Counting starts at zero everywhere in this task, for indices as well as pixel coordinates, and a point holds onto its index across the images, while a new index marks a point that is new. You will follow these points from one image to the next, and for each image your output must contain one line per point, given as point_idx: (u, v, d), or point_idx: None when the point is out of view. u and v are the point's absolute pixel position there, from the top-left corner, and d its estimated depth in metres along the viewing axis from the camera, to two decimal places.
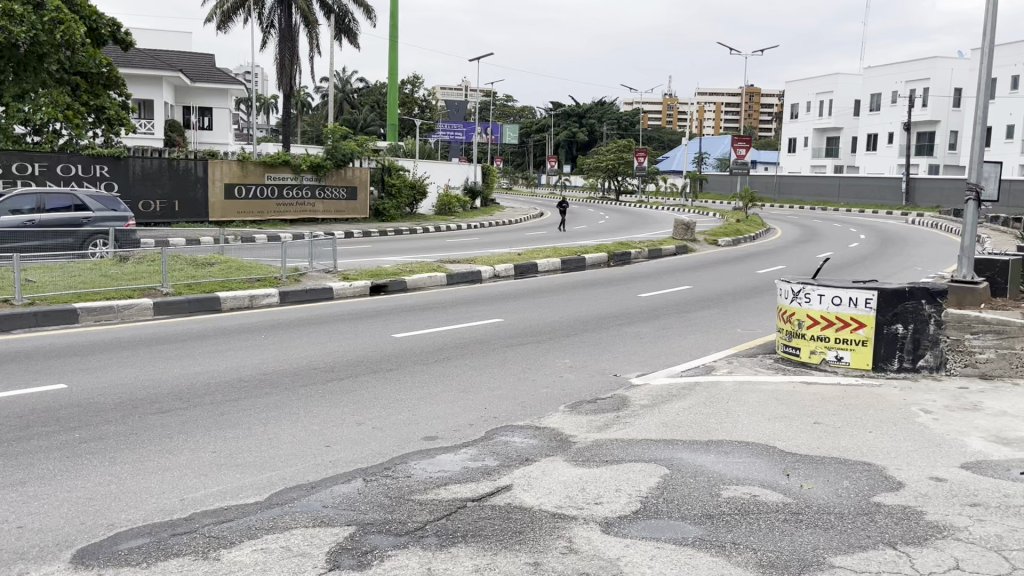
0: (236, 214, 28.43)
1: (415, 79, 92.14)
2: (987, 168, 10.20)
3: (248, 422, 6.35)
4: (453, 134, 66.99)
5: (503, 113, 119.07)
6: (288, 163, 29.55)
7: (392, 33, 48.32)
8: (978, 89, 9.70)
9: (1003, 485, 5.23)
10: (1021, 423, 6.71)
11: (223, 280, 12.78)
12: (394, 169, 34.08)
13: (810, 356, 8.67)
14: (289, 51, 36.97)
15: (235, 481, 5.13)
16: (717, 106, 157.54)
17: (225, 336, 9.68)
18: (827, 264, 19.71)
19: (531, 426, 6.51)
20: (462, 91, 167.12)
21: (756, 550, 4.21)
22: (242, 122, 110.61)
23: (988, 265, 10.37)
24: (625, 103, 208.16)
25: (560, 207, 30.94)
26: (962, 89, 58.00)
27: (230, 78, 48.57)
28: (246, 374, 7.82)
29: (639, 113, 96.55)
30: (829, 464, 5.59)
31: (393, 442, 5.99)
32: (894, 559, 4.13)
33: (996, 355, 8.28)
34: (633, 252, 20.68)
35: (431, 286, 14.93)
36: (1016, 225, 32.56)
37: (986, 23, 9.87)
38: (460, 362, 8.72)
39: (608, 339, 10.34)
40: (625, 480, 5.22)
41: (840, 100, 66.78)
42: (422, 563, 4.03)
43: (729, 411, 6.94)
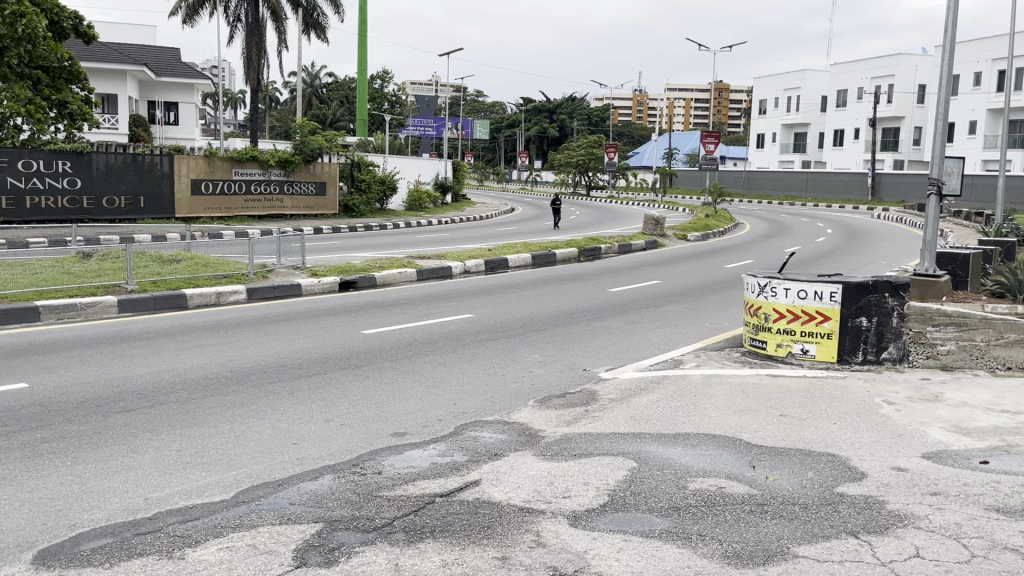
0: (203, 210, 28.13)
1: (385, 73, 91.84)
2: (949, 164, 10.35)
3: (215, 420, 6.28)
4: (423, 129, 66.80)
5: (473, 109, 119.02)
6: (256, 159, 29.26)
7: (361, 28, 48.07)
8: (941, 85, 9.84)
9: (963, 475, 5.33)
10: (982, 414, 6.84)
11: (189, 277, 12.58)
12: (364, 164, 33.78)
13: (777, 350, 8.74)
14: (256, 46, 36.67)
15: (200, 479, 5.08)
16: (686, 101, 158.52)
17: (192, 333, 9.60)
18: (794, 259, 19.91)
19: (500, 422, 6.52)
20: (432, 85, 166.51)
21: (721, 542, 4.26)
22: (209, 118, 109.80)
23: (950, 259, 10.53)
24: (596, 99, 209.19)
25: (554, 207, 30.33)
26: (926, 85, 58.91)
27: (196, 72, 48.05)
28: (211, 373, 7.72)
29: (609, 108, 96.96)
30: (794, 456, 5.66)
31: (362, 439, 5.98)
32: (856, 548, 4.21)
33: (957, 346, 8.53)
34: (603, 248, 20.76)
35: (400, 281, 14.88)
36: (978, 219, 33.12)
37: (947, 20, 10.03)
38: (429, 358, 8.71)
39: (577, 334, 10.37)
40: (593, 474, 5.24)
41: (807, 96, 67.53)
42: (389, 559, 4.03)
43: (696, 404, 7.00)
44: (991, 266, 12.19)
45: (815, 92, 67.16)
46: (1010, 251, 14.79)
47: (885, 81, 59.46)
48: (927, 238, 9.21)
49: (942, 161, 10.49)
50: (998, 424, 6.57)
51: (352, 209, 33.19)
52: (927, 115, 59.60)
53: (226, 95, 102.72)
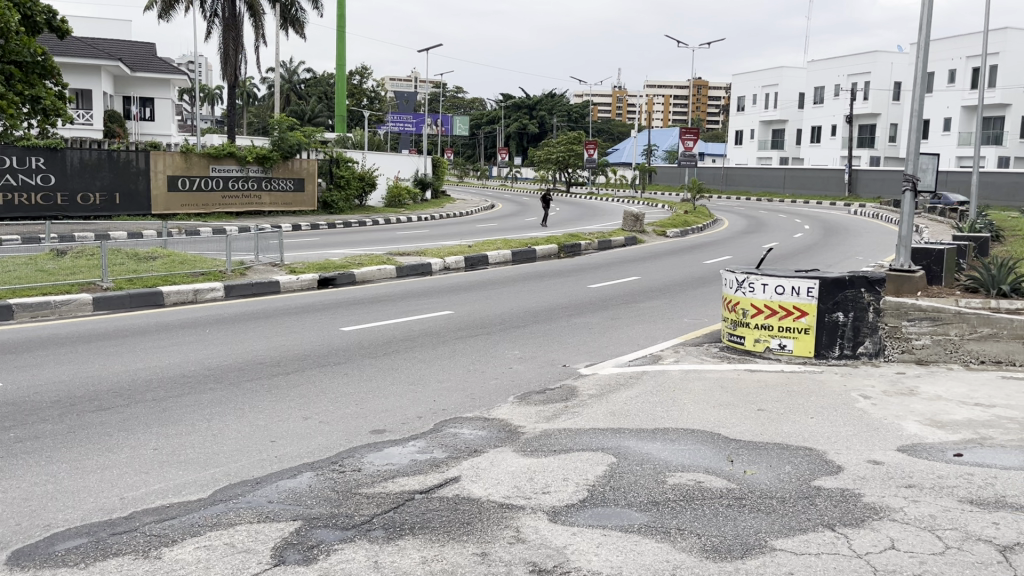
0: (180, 207, 27.90)
1: (364, 69, 91.38)
2: (924, 160, 10.45)
3: (192, 419, 6.21)
4: (402, 126, 66.58)
5: (452, 105, 118.75)
6: (233, 155, 29.07)
7: (340, 24, 47.77)
8: (916, 82, 9.93)
9: (937, 467, 5.40)
10: (956, 407, 6.94)
11: (165, 274, 12.48)
12: (343, 161, 33.63)
13: (755, 345, 8.80)
14: (233, 42, 36.35)
15: (178, 478, 5.05)
16: (665, 97, 159.23)
17: (168, 331, 9.50)
18: (772, 255, 20.04)
19: (479, 418, 6.51)
20: (411, 81, 165.86)
21: (700, 536, 4.28)
22: (185, 114, 108.71)
23: (925, 254, 10.62)
24: (575, 96, 209.44)
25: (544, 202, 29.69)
26: (902, 82, 59.47)
27: (171, 67, 47.56)
28: (188, 371, 7.65)
29: (588, 105, 97.17)
30: (772, 450, 5.71)
31: (341, 436, 5.96)
32: (833, 540, 4.25)
33: (931, 341, 8.60)
34: (583, 244, 20.78)
35: (380, 278, 14.84)
36: (953, 215, 33.46)
37: (922, 17, 10.13)
38: (410, 355, 8.70)
39: (558, 330, 10.42)
40: (573, 469, 5.26)
41: (785, 93, 67.98)
42: (368, 556, 4.02)
43: (675, 399, 7.05)
44: (965, 261, 12.35)
45: (792, 89, 67.64)
46: (984, 247, 14.96)
47: (861, 78, 60.00)
48: (901, 235, 9.31)
49: (917, 157, 10.59)
50: (972, 417, 6.66)
51: (331, 205, 33.07)
52: (902, 112, 60.21)
53: (203, 91, 102.05)
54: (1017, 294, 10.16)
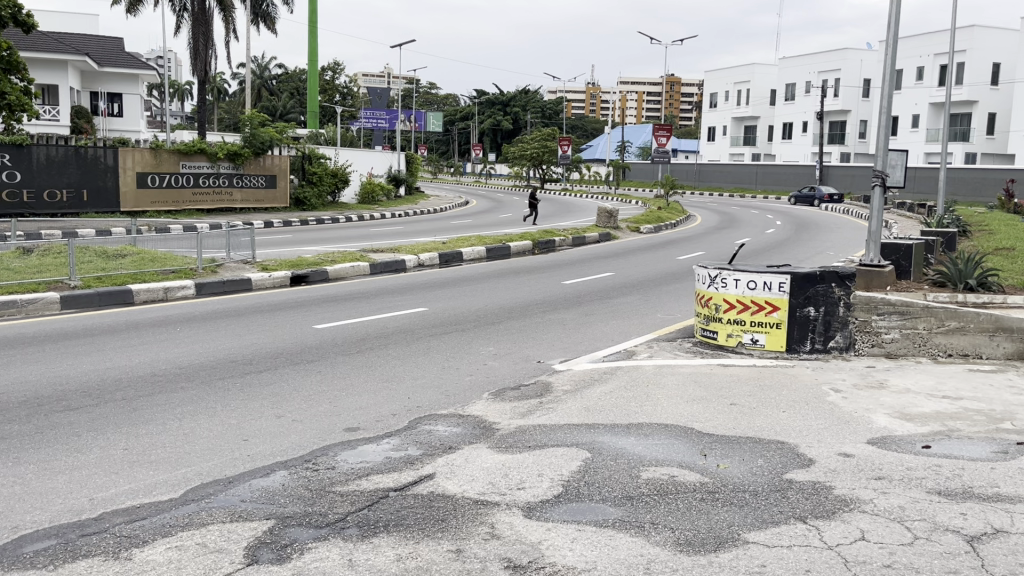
0: (150, 203, 27.54)
1: (336, 65, 90.85)
2: (893, 156, 10.57)
3: (163, 419, 6.14)
4: (375, 121, 66.20)
5: (425, 101, 118.42)
6: (204, 151, 28.73)
7: (313, 19, 47.37)
8: (885, 79, 10.06)
9: (906, 459, 5.47)
10: (925, 400, 7.04)
11: (135, 272, 12.33)
12: (315, 157, 33.47)
13: (727, 340, 8.86)
14: (203, 36, 35.93)
15: (148, 478, 4.98)
16: (639, 95, 159.97)
17: (138, 330, 9.38)
18: (744, 250, 20.23)
19: (454, 414, 6.50)
20: (385, 76, 164.88)
21: (674, 530, 4.31)
22: (155, 110, 107.57)
23: (895, 249, 10.73)
24: (550, 92, 209.59)
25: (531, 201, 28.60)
26: (871, 79, 60.25)
27: (140, 62, 46.93)
28: (157, 371, 7.55)
29: (562, 101, 97.29)
30: (744, 444, 5.75)
31: (313, 434, 5.92)
32: (804, 532, 4.29)
33: (900, 335, 8.75)
34: (557, 240, 20.83)
35: (353, 275, 14.75)
36: (921, 210, 33.94)
37: (891, 15, 10.25)
38: (384, 352, 8.67)
39: (533, 326, 10.45)
40: (547, 465, 5.27)
41: (756, 89, 68.59)
42: (342, 554, 3.99)
43: (649, 394, 7.07)
44: (934, 256, 12.53)
45: (763, 86, 68.20)
46: (951, 241, 15.20)
47: (831, 75, 60.66)
48: (871, 230, 9.41)
49: (886, 153, 10.72)
50: (940, 409, 6.76)
51: (303, 202, 32.89)
52: (871, 109, 60.98)
53: (173, 87, 101.06)
54: (984, 288, 10.35)
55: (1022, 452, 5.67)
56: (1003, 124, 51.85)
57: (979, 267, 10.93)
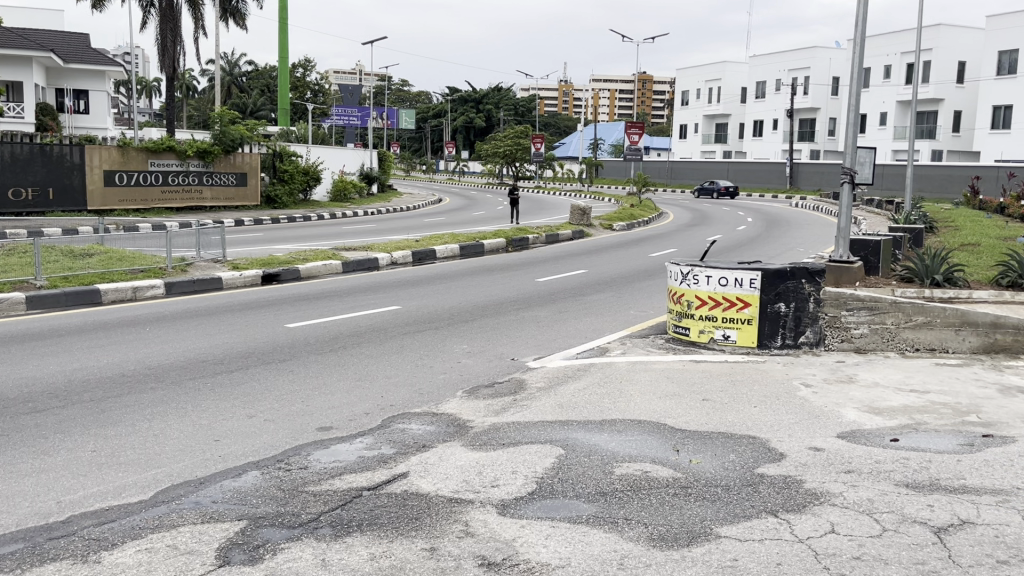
0: (117, 202, 27.14)
1: (307, 62, 90.15)
2: (861, 153, 10.69)
3: (132, 420, 6.06)
4: (348, 119, 65.83)
5: (398, 98, 118.05)
6: (173, 149, 28.39)
7: (284, 15, 46.96)
8: (853, 77, 10.17)
9: (875, 453, 5.55)
10: (893, 393, 7.15)
11: (102, 272, 12.17)
12: (286, 155, 33.26)
13: (699, 336, 8.92)
14: (171, 33, 35.48)
15: (117, 480, 4.92)
16: (612, 93, 160.62)
17: (106, 330, 9.26)
18: (715, 247, 20.40)
19: (428, 413, 6.49)
20: (357, 73, 163.90)
21: (647, 525, 4.33)
22: (123, 107, 106.21)
23: (863, 245, 10.86)
24: (522, 90, 209.79)
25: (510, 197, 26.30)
26: (839, 78, 60.99)
27: (107, 58, 46.25)
28: (127, 371, 7.47)
29: (535, 99, 97.37)
30: (716, 440, 5.78)
31: (286, 434, 5.88)
32: (776, 526, 4.34)
33: (869, 330, 8.88)
34: (530, 238, 20.89)
35: (325, 273, 14.67)
36: (890, 207, 34.41)
37: (858, 14, 10.38)
38: (356, 351, 8.62)
39: (507, 323, 10.45)
40: (521, 462, 5.28)
41: (727, 87, 69.14)
42: (315, 554, 3.97)
43: (622, 391, 7.10)
44: (901, 252, 12.72)
45: (734, 84, 68.79)
46: (918, 237, 15.42)
47: (801, 73, 61.27)
48: (840, 227, 9.51)
49: (855, 150, 10.84)
50: (908, 403, 6.87)
51: (274, 200, 32.72)
52: (840, 106, 61.72)
53: (140, 83, 99.77)
54: (950, 283, 10.51)
55: (987, 444, 5.78)
56: (968, 122, 52.68)
57: (945, 262, 11.09)
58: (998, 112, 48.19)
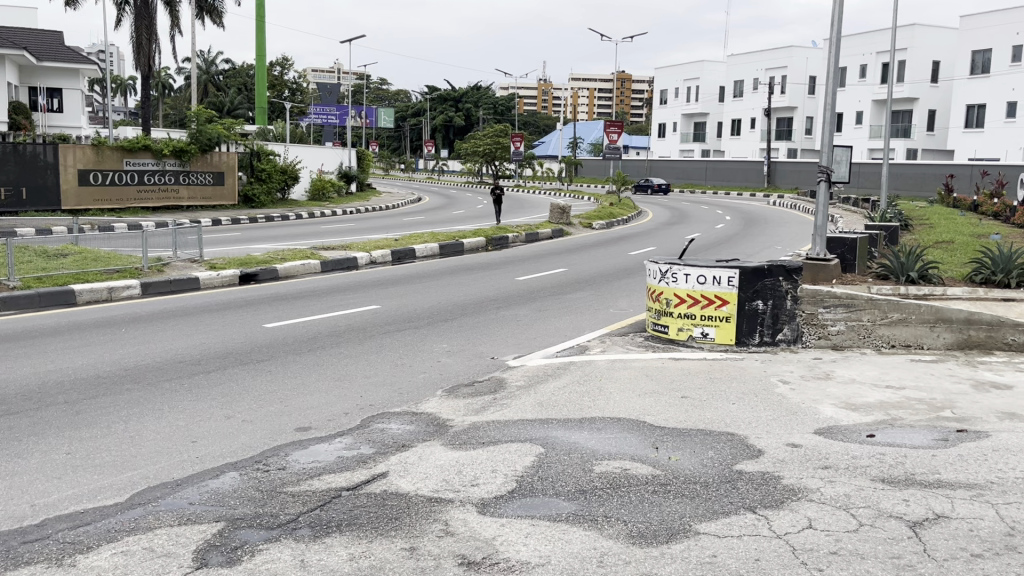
0: (92, 201, 26.85)
1: (285, 60, 89.60)
2: (838, 152, 10.77)
3: (107, 421, 6.00)
4: (326, 117, 65.45)
5: (377, 97, 117.62)
6: (149, 148, 28.11)
7: (261, 13, 46.63)
8: (830, 77, 10.25)
9: (851, 448, 5.60)
10: (870, 390, 7.23)
11: (77, 272, 12.03)
12: (264, 154, 33.03)
13: (678, 334, 8.96)
14: (146, 30, 35.13)
15: (92, 482, 4.87)
16: (591, 91, 161.00)
17: (81, 330, 9.18)
18: (694, 245, 20.51)
19: (408, 413, 6.47)
20: (336, 72, 163.07)
21: (627, 523, 4.34)
22: (97, 105, 105.03)
23: (840, 243, 10.96)
24: (501, 90, 210.00)
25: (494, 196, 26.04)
26: (816, 77, 61.51)
27: (81, 56, 45.72)
28: (104, 372, 7.40)
29: (514, 98, 97.37)
30: (695, 437, 5.81)
31: (264, 434, 5.85)
32: (754, 522, 4.36)
33: (846, 326, 8.95)
34: (510, 237, 20.90)
35: (304, 273, 14.61)
36: (866, 205, 34.75)
37: (834, 14, 10.46)
38: (333, 350, 8.57)
39: (487, 323, 10.43)
40: (501, 461, 5.27)
41: (705, 86, 69.51)
42: (294, 555, 3.95)
43: (601, 389, 7.12)
44: (877, 249, 12.83)
45: (712, 83, 69.17)
46: (893, 235, 15.60)
47: (778, 72, 61.75)
48: (817, 225, 9.58)
49: (831, 149, 10.93)
50: (883, 399, 6.93)
51: (251, 199, 32.52)
52: (817, 105, 62.24)
53: (115, 82, 98.75)
54: (925, 280, 10.63)
55: (961, 439, 5.85)
56: (942, 121, 53.31)
57: (920, 260, 11.21)
58: (971, 112, 48.80)
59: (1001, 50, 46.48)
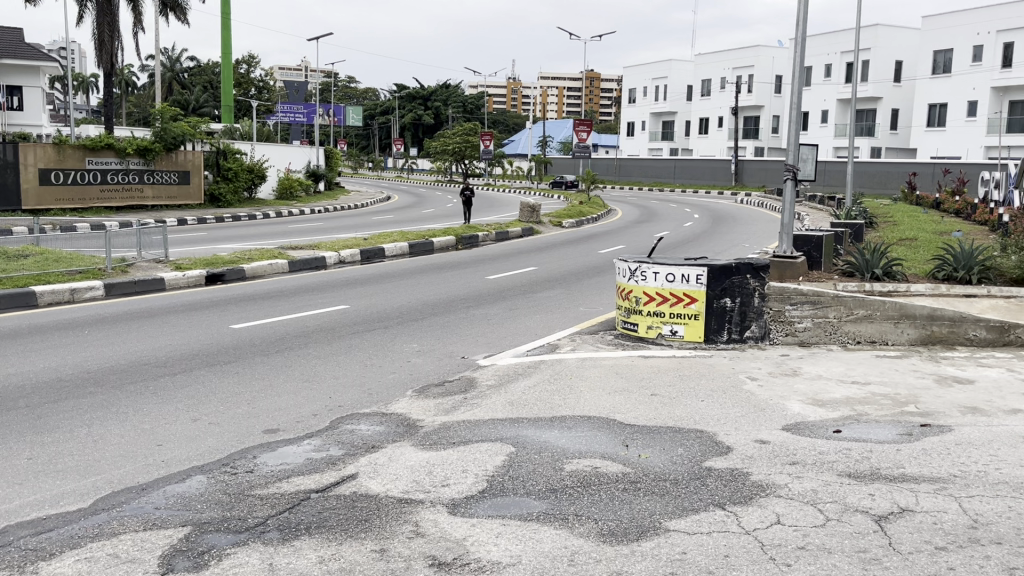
0: (53, 201, 26.38)
1: (251, 58, 88.76)
2: (804, 151, 10.88)
3: (69, 426, 5.87)
4: (294, 115, 64.87)
5: (344, 95, 117.01)
6: (112, 146, 27.62)
7: (227, 10, 46.08)
8: (795, 76, 10.35)
9: (818, 444, 5.66)
10: (836, 386, 7.32)
11: (38, 273, 11.79)
12: (230, 152, 32.65)
13: (647, 332, 9.00)
14: (108, 27, 34.59)
15: (53, 488, 4.77)
16: (560, 89, 161.59)
17: (44, 333, 9.01)
18: (662, 243, 20.63)
19: (377, 413, 6.42)
20: (303, 71, 161.90)
21: (598, 521, 4.35)
22: (58, 103, 103.27)
23: (806, 241, 11.10)
24: (470, 87, 210.05)
25: (465, 197, 26.07)
26: (782, 76, 62.23)
27: (41, 53, 44.89)
28: (66, 375, 7.27)
29: (483, 96, 97.28)
30: (665, 434, 5.85)
31: (231, 437, 5.77)
32: (723, 518, 4.39)
33: (812, 323, 9.07)
34: (480, 236, 20.88)
35: (271, 273, 14.47)
36: (831, 203, 35.16)
37: (799, 14, 10.57)
38: (302, 351, 8.50)
39: (457, 322, 10.40)
40: (471, 461, 5.26)
41: (673, 85, 69.98)
42: (263, 559, 3.91)
43: (571, 387, 7.13)
44: (843, 247, 12.98)
45: (680, 82, 69.65)
46: (859, 233, 15.81)
47: (744, 72, 62.38)
48: (784, 224, 9.68)
49: (797, 148, 11.04)
50: (849, 394, 7.03)
51: (218, 199, 32.12)
52: (783, 104, 62.95)
53: (78, 79, 97.09)
54: (888, 277, 10.78)
55: (925, 433, 5.94)
56: (905, 120, 54.14)
57: (885, 257, 11.36)
58: (933, 111, 49.64)
59: (961, 50, 47.31)
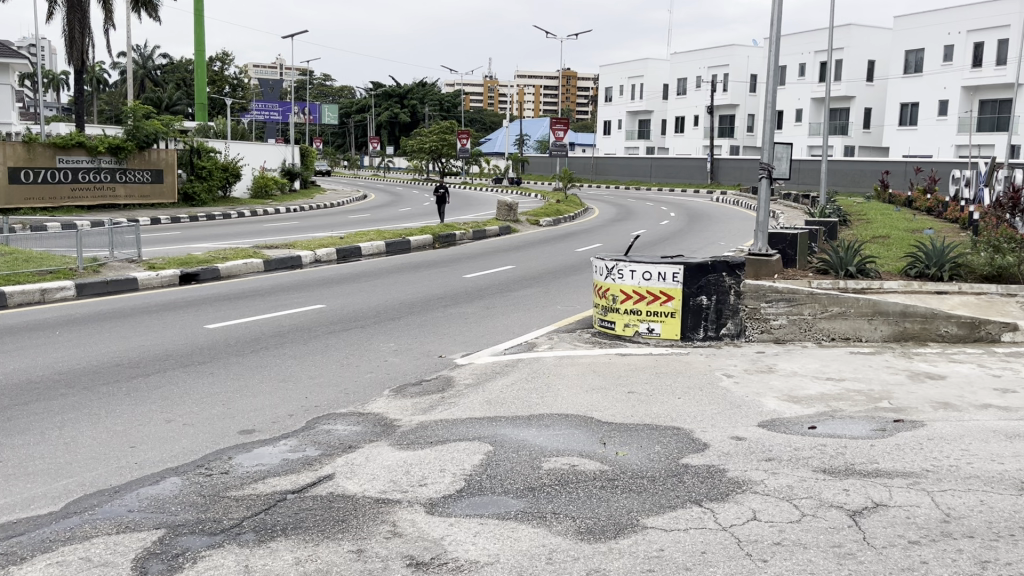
0: (21, 200, 26.04)
1: (225, 55, 88.06)
2: (779, 150, 10.94)
3: (40, 428, 5.79)
4: (269, 113, 64.46)
5: (320, 94, 116.46)
6: (83, 145, 27.25)
7: (200, 7, 45.60)
8: (769, 75, 10.41)
9: (793, 440, 5.70)
10: (812, 382, 7.38)
11: (8, 273, 11.60)
12: (204, 151, 32.35)
13: (624, 329, 9.03)
14: (78, 24, 34.09)
15: (23, 492, 4.70)
16: (536, 88, 162.07)
17: (14, 334, 8.88)
18: (638, 242, 20.70)
19: (354, 413, 6.39)
20: (277, 69, 161.03)
21: (575, 519, 4.36)
22: (27, 101, 101.91)
23: (781, 239, 11.18)
24: (447, 86, 210.01)
25: (440, 196, 26.00)
26: (757, 75, 62.72)
27: (11, 50, 44.22)
28: (37, 376, 7.16)
29: (460, 95, 97.24)
30: (642, 431, 5.88)
31: (206, 438, 5.71)
32: (700, 515, 4.41)
33: (788, 321, 9.13)
34: (457, 234, 20.84)
35: (245, 273, 14.33)
36: (806, 201, 35.45)
37: (773, 15, 10.64)
38: (279, 351, 8.44)
39: (433, 321, 10.34)
40: (449, 461, 5.23)
41: (649, 83, 70.27)
42: (239, 561, 3.87)
43: (548, 385, 7.14)
44: (817, 244, 13.14)
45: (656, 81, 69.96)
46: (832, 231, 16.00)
47: (719, 71, 62.80)
48: (759, 222, 9.73)
49: (772, 146, 11.14)
50: (824, 391, 7.09)
51: (191, 198, 31.77)
52: (758, 103, 63.42)
53: (48, 77, 95.85)
54: (862, 274, 10.88)
55: (898, 429, 6.01)
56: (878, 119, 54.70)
57: (858, 254, 11.48)
58: (905, 110, 50.20)
59: (933, 50, 47.90)
